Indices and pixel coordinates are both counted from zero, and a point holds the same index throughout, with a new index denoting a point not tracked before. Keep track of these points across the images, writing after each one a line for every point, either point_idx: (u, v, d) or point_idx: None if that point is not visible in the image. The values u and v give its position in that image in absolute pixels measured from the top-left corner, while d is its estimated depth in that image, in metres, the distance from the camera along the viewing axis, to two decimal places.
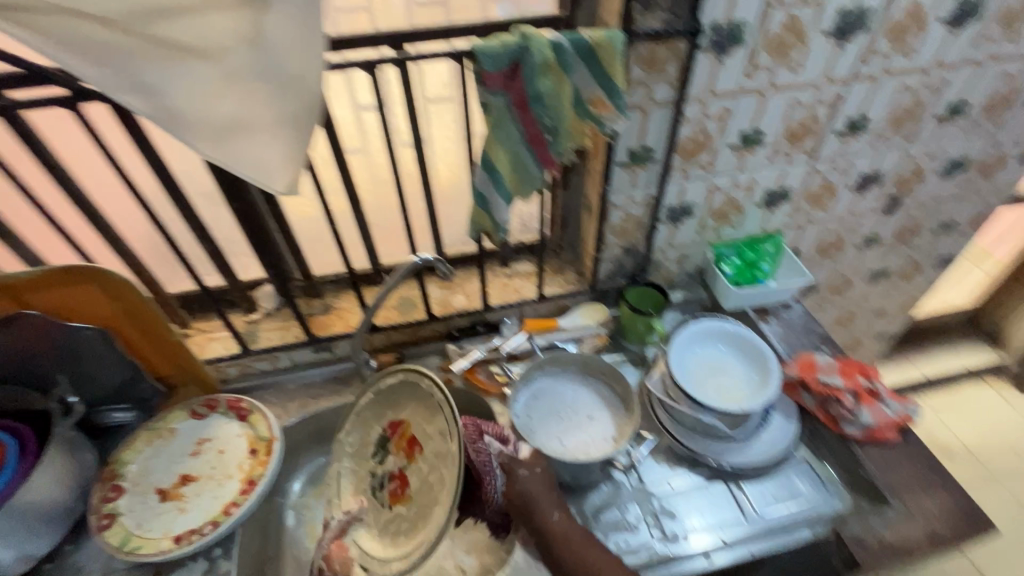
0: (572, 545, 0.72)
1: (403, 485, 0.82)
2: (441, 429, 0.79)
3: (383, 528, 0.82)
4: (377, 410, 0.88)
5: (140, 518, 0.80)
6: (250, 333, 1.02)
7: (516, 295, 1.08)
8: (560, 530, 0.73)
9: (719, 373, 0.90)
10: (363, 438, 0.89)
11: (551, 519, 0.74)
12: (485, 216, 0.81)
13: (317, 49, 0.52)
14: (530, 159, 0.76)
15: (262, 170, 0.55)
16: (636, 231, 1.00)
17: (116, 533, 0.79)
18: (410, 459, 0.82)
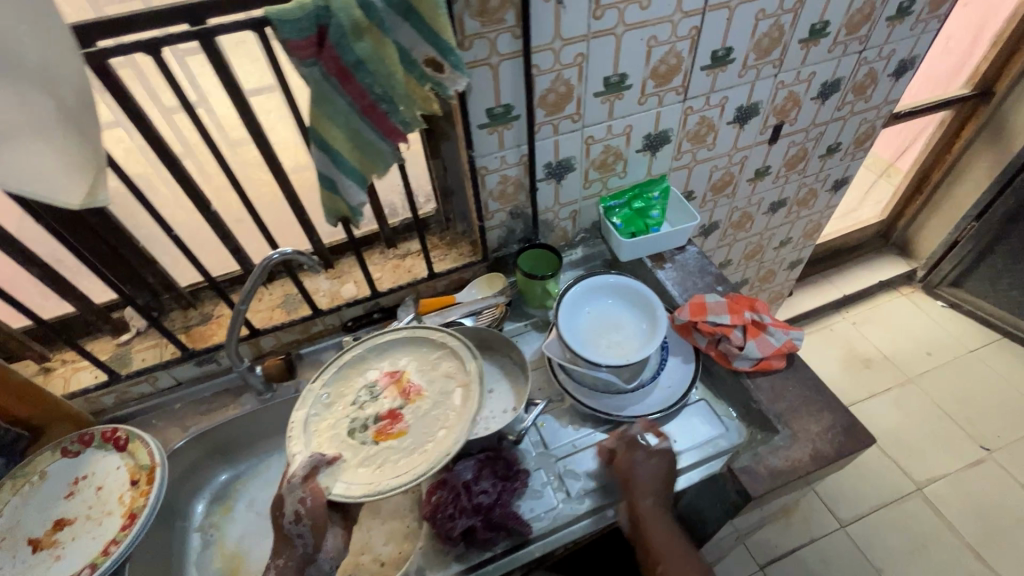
0: (659, 540, 0.73)
1: (396, 421, 0.78)
2: (451, 367, 0.83)
3: (367, 462, 0.73)
4: (358, 366, 0.86)
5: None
6: (122, 356, 0.94)
7: (409, 275, 1.04)
8: (652, 513, 0.73)
9: (611, 328, 0.89)
10: (338, 390, 0.83)
11: (646, 502, 0.74)
12: (338, 200, 0.75)
13: (52, 34, 0.45)
14: (370, 131, 0.71)
15: (49, 185, 0.50)
16: (518, 193, 0.96)
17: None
18: (409, 399, 0.80)
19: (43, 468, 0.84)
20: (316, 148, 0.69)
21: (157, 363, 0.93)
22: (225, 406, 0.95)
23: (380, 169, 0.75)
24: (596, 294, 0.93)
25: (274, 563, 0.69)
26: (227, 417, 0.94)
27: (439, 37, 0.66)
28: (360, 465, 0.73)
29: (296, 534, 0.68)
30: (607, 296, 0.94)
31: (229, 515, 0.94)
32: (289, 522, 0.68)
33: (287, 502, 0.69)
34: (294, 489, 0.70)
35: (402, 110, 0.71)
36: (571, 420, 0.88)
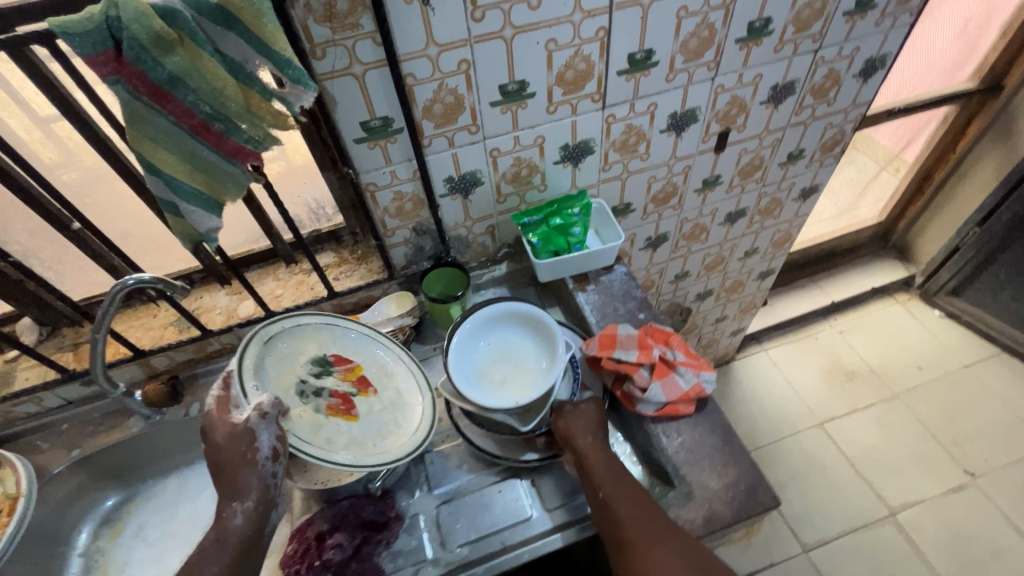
0: (603, 471, 0.69)
1: (349, 407, 0.74)
2: (406, 386, 0.81)
3: (318, 434, 0.69)
4: (319, 333, 0.79)
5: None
6: (6, 375, 0.90)
7: (312, 293, 0.97)
8: (596, 453, 0.71)
9: (507, 361, 0.83)
10: (294, 349, 0.75)
11: (587, 446, 0.72)
12: (187, 225, 0.68)
13: None
14: (208, 152, 0.63)
15: None
16: (418, 210, 0.88)
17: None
18: (360, 391, 0.77)
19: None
20: (146, 172, 0.62)
21: (40, 384, 0.89)
22: (113, 428, 0.92)
23: (232, 191, 0.68)
24: (495, 322, 0.86)
25: (241, 505, 0.62)
26: (113, 440, 0.90)
27: (269, 47, 0.58)
28: (310, 430, 0.69)
29: (268, 472, 0.64)
30: (508, 324, 0.87)
31: (116, 540, 0.91)
32: (261, 459, 0.63)
33: (261, 438, 0.63)
34: (262, 425, 0.63)
35: (244, 128, 0.63)
36: (462, 459, 0.82)
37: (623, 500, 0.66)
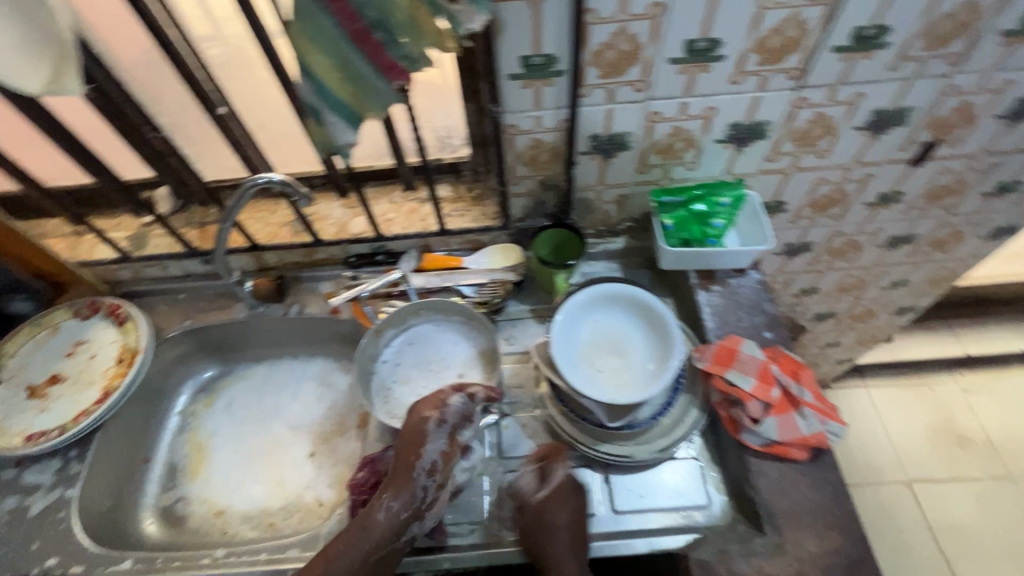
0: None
1: None
2: None
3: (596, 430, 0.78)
4: None
5: (6, 411, 0.83)
6: (139, 238, 0.96)
7: (422, 224, 0.95)
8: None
9: (617, 349, 0.73)
10: None
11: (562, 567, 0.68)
12: (325, 136, 0.65)
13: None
14: (363, 63, 0.59)
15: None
16: (552, 163, 0.81)
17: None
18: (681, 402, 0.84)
19: (58, 322, 0.92)
20: (299, 73, 0.59)
21: (167, 253, 0.95)
22: (222, 308, 0.97)
23: (375, 109, 0.64)
24: (616, 302, 0.75)
25: (389, 503, 0.68)
26: (220, 320, 0.96)
27: None
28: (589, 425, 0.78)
29: (422, 485, 0.70)
30: (630, 308, 0.75)
31: (209, 409, 0.98)
32: (416, 471, 0.70)
33: (429, 444, 0.71)
34: (434, 435, 0.72)
35: (403, 42, 0.58)
36: (535, 432, 0.79)
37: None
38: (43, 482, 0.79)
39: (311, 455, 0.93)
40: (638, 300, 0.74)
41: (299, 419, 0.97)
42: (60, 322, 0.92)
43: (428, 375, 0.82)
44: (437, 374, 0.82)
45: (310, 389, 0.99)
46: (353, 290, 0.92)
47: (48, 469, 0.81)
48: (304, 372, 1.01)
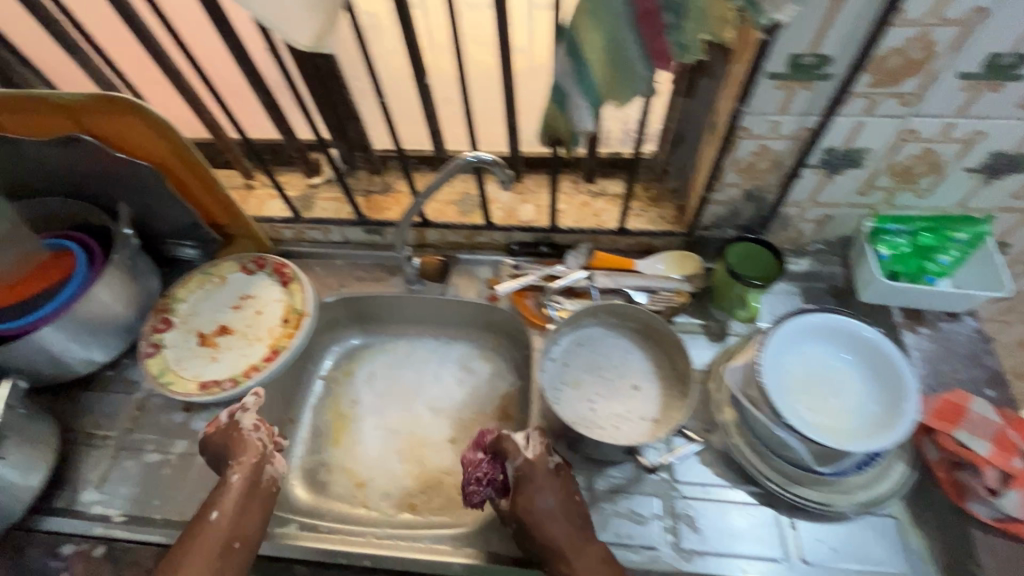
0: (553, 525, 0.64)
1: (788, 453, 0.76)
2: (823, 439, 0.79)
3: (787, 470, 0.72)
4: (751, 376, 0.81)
5: (179, 355, 0.85)
6: (307, 199, 0.96)
7: (594, 220, 0.90)
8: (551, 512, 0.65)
9: (828, 386, 0.66)
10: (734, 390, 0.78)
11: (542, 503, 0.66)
12: (562, 121, 0.62)
13: None
14: (634, 47, 0.54)
15: (279, 12, 0.51)
16: (768, 173, 0.74)
17: (155, 363, 0.83)
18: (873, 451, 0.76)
19: (225, 274, 0.93)
20: (563, 51, 0.56)
21: (333, 218, 0.94)
22: (377, 281, 0.96)
23: (625, 99, 0.59)
24: (831, 335, 0.68)
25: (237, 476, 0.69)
26: (375, 293, 0.94)
27: None
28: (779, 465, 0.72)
29: (253, 438, 0.73)
30: (847, 344, 0.68)
31: (350, 378, 0.98)
32: (244, 431, 0.73)
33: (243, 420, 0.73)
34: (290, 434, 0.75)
35: (686, 26, 0.52)
36: (712, 460, 0.73)
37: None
38: None
39: (451, 441, 0.90)
40: (859, 337, 0.67)
41: (439, 401, 0.95)
42: (227, 274, 0.93)
43: (601, 382, 0.77)
44: (611, 382, 0.77)
45: (450, 373, 0.97)
46: (517, 280, 0.88)
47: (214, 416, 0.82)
48: (444, 355, 0.99)
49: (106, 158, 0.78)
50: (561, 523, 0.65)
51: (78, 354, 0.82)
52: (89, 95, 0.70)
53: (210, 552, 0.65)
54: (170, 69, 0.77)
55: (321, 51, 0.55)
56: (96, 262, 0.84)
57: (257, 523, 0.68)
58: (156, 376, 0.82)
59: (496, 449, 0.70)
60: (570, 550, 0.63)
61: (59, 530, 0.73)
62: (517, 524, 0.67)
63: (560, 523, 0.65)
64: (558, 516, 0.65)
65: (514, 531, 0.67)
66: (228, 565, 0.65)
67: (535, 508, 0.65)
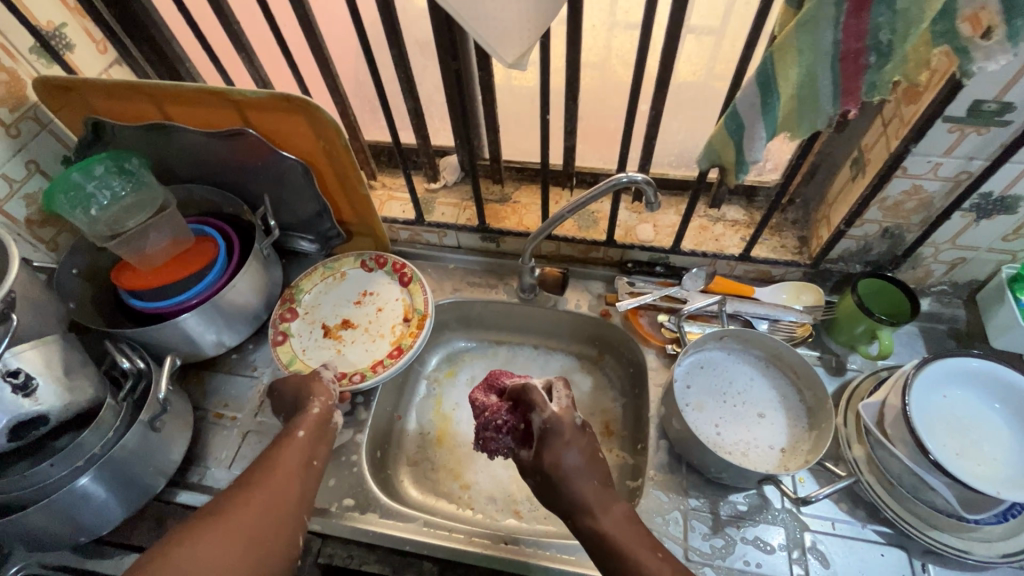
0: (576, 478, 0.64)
1: None
2: None
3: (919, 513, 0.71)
4: None
5: (307, 345, 0.89)
6: (427, 202, 0.99)
7: (715, 244, 0.90)
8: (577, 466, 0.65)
9: (973, 431, 0.66)
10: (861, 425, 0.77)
11: (566, 453, 0.66)
12: (733, 148, 0.63)
13: None
14: (829, 85, 0.55)
15: (494, 29, 0.54)
16: (913, 212, 0.74)
17: (285, 351, 0.88)
18: None
19: (345, 270, 0.96)
20: (754, 82, 0.57)
21: (452, 222, 0.97)
22: (488, 287, 0.98)
23: (804, 131, 0.60)
24: (974, 379, 0.68)
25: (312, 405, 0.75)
26: (487, 299, 0.96)
27: None
28: None
29: (328, 383, 0.78)
30: (988, 389, 0.67)
31: (452, 380, 1.00)
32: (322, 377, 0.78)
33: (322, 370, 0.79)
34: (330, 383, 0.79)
35: (886, 68, 0.53)
36: (839, 495, 0.73)
37: (614, 535, 0.60)
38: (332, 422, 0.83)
39: None
40: (1005, 382, 0.66)
41: None
42: (347, 270, 0.96)
43: (726, 407, 0.78)
44: (735, 407, 0.78)
45: None
46: (635, 297, 0.89)
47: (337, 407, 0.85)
48: (546, 365, 1.00)
49: (262, 150, 0.82)
50: (570, 468, 0.65)
51: (213, 337, 0.85)
52: (265, 92, 0.73)
53: (292, 466, 0.67)
54: (330, 72, 0.81)
55: (521, 70, 0.57)
56: (235, 252, 0.88)
57: (325, 450, 0.72)
58: (286, 363, 0.86)
59: (523, 401, 0.72)
60: (595, 502, 0.63)
61: (195, 505, 0.76)
62: (536, 473, 0.68)
63: (586, 479, 0.65)
64: (583, 472, 0.65)
65: (537, 483, 0.68)
66: (307, 479, 0.68)
67: (562, 461, 0.65)
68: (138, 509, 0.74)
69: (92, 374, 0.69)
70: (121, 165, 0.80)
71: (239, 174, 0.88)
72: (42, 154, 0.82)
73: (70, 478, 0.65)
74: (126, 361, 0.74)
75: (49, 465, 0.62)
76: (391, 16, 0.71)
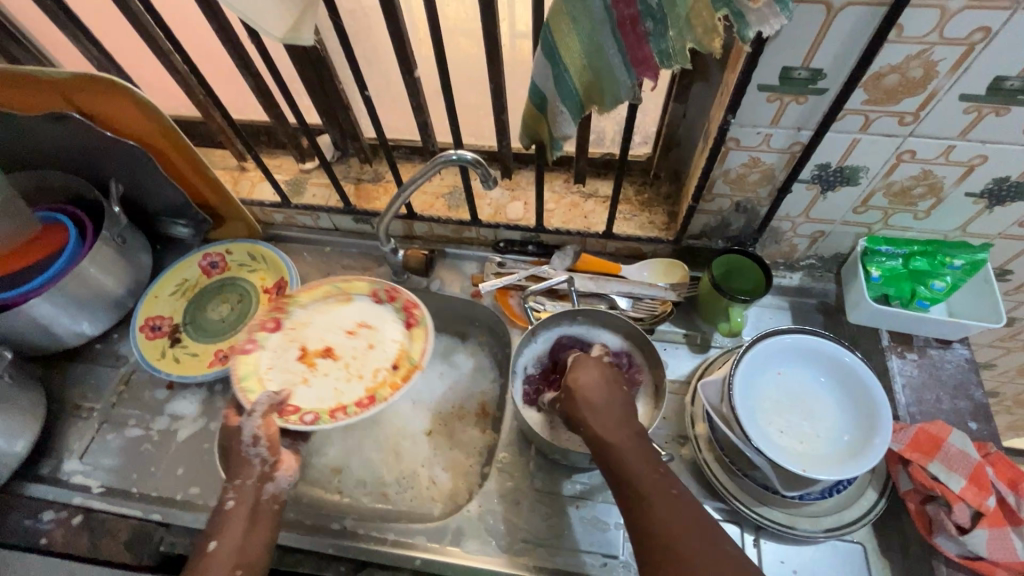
0: (595, 392, 0.62)
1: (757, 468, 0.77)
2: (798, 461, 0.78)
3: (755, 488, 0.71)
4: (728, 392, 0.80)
5: (276, 377, 0.78)
6: (298, 184, 0.96)
7: (583, 221, 0.88)
8: (599, 379, 0.63)
9: (798, 409, 0.65)
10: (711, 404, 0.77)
11: (588, 372, 0.64)
12: (542, 124, 0.60)
13: None
14: (616, 54, 0.52)
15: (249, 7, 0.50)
16: (760, 185, 0.72)
17: (245, 364, 0.78)
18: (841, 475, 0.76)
19: (353, 294, 0.87)
20: (541, 54, 0.54)
21: (322, 204, 0.94)
22: (363, 270, 0.96)
23: (606, 104, 0.57)
24: (803, 357, 0.67)
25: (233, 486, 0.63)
26: (361, 282, 0.94)
27: None
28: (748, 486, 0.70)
29: (254, 455, 0.65)
30: (816, 366, 0.67)
31: None
32: (243, 446, 0.65)
33: (245, 428, 0.66)
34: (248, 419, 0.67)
35: (670, 35, 0.51)
36: (683, 473, 0.73)
37: (638, 465, 0.56)
38: (189, 413, 0.82)
39: (428, 433, 0.90)
40: (830, 358, 0.66)
41: (419, 393, 0.94)
42: (355, 295, 0.87)
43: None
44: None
45: (433, 365, 0.96)
46: (500, 278, 0.87)
47: (196, 395, 0.84)
48: None
49: (95, 135, 0.79)
50: (617, 405, 0.61)
51: (66, 327, 0.84)
52: (75, 73, 0.70)
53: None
54: (161, 49, 0.77)
55: (300, 42, 0.54)
56: (86, 240, 0.85)
57: (259, 547, 0.62)
58: (240, 376, 0.77)
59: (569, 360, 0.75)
60: (604, 406, 0.61)
61: (41, 497, 0.76)
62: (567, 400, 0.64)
63: (613, 399, 0.62)
64: (601, 386, 0.63)
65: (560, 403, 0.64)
66: None
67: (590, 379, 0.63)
68: None
69: None
70: None
71: (85, 159, 0.85)
72: None
73: None
74: None
75: None
76: None
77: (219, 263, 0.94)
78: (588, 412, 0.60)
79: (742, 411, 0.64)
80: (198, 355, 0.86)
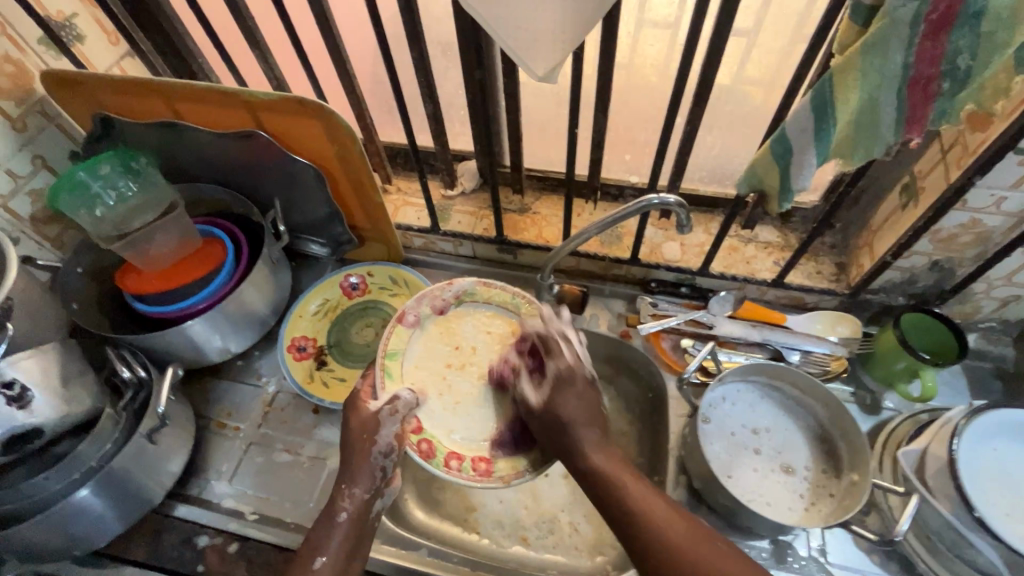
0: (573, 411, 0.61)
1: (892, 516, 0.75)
2: None
3: None
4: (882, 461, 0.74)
5: (419, 360, 0.72)
6: (443, 209, 0.95)
7: (745, 267, 0.85)
8: (580, 411, 0.61)
9: (1016, 488, 0.61)
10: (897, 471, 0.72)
11: (568, 406, 0.62)
12: (779, 175, 0.58)
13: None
14: (892, 111, 0.49)
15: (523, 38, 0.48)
16: (969, 246, 0.69)
17: (398, 336, 0.72)
18: None
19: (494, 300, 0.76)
20: (807, 108, 0.52)
21: (469, 232, 0.93)
22: None
23: (859, 159, 0.54)
24: (1016, 432, 0.63)
25: (349, 490, 0.64)
26: None
27: None
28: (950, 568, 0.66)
29: (378, 465, 0.64)
30: None
31: None
32: (374, 451, 0.64)
33: (383, 430, 0.65)
34: (386, 420, 0.66)
35: (958, 96, 0.48)
36: (872, 547, 0.69)
37: (596, 459, 0.59)
38: (337, 440, 0.80)
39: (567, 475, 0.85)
40: None
41: None
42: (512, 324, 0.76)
43: (734, 441, 0.74)
44: (729, 444, 0.74)
45: None
46: (658, 320, 0.84)
47: (344, 421, 0.82)
48: None
49: (274, 153, 0.78)
50: (593, 406, 0.63)
51: (219, 344, 0.82)
52: (280, 94, 0.70)
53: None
54: (347, 73, 0.77)
55: (553, 84, 0.52)
56: (244, 257, 0.84)
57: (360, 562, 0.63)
58: (388, 351, 0.70)
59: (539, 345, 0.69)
60: (584, 422, 0.61)
61: (192, 520, 0.74)
62: (541, 421, 0.63)
63: (592, 428, 0.61)
64: (585, 420, 0.61)
65: (540, 426, 0.64)
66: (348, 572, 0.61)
67: (565, 407, 0.61)
68: (135, 522, 0.72)
69: (90, 383, 0.67)
70: (128, 163, 0.77)
71: (251, 177, 0.85)
72: (48, 149, 0.79)
73: (68, 491, 0.63)
74: (126, 370, 0.71)
75: (44, 478, 0.61)
76: (413, 18, 0.65)
77: (359, 284, 0.93)
78: (610, 493, 0.56)
79: (967, 487, 0.60)
80: (347, 381, 0.85)
